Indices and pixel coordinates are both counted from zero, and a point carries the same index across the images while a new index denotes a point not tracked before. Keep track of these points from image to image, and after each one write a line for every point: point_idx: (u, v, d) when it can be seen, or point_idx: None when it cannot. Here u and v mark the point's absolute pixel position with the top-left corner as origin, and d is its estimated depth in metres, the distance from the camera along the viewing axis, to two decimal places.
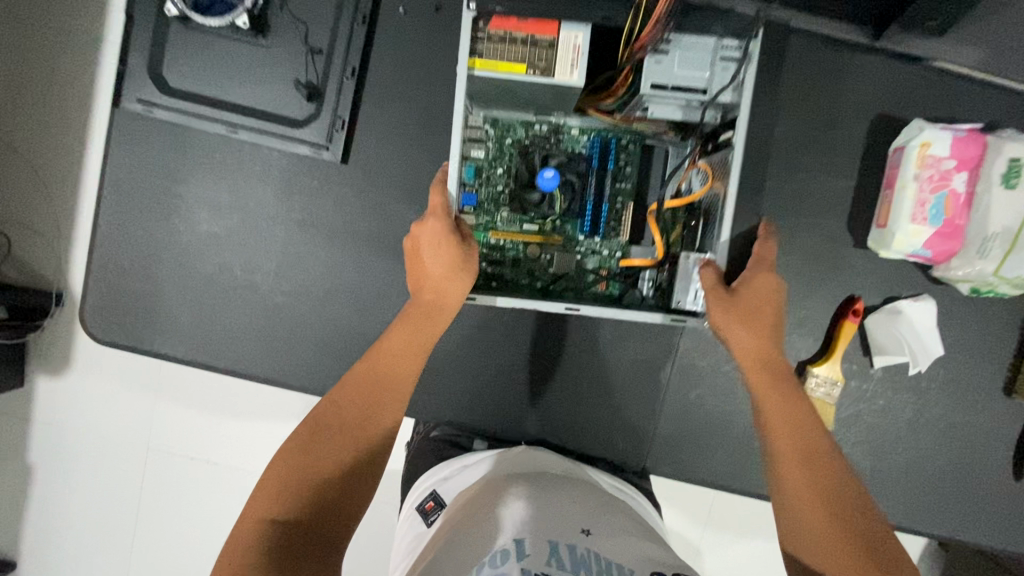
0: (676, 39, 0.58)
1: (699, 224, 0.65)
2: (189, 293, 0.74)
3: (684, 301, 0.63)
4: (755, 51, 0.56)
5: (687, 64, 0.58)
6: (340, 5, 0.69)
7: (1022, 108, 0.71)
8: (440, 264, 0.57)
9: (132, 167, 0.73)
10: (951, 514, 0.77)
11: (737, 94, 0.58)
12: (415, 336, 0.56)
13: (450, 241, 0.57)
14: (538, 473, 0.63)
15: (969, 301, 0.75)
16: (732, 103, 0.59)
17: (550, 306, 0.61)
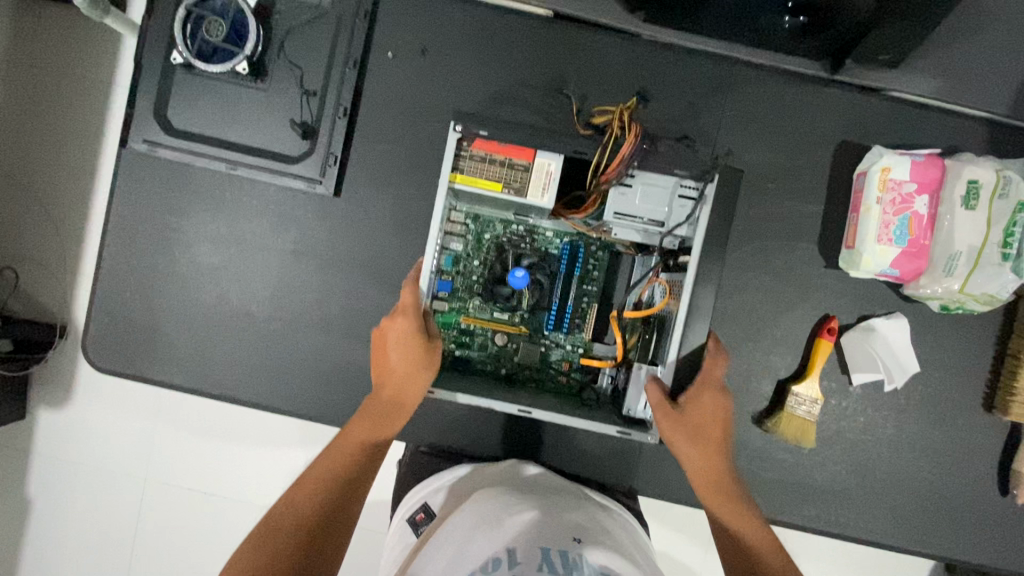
0: (639, 174, 0.62)
1: (653, 338, 0.68)
2: (188, 322, 0.77)
3: (634, 408, 0.66)
4: (710, 194, 0.59)
5: (649, 197, 0.62)
6: (332, 50, 0.74)
7: (977, 133, 0.75)
8: (407, 360, 0.63)
9: (136, 204, 0.77)
10: (936, 528, 0.78)
11: (691, 231, 0.61)
12: (379, 432, 0.62)
13: (417, 342, 0.62)
14: (528, 486, 0.65)
15: (943, 318, 0.77)
16: (686, 237, 0.62)
17: (502, 408, 0.64)
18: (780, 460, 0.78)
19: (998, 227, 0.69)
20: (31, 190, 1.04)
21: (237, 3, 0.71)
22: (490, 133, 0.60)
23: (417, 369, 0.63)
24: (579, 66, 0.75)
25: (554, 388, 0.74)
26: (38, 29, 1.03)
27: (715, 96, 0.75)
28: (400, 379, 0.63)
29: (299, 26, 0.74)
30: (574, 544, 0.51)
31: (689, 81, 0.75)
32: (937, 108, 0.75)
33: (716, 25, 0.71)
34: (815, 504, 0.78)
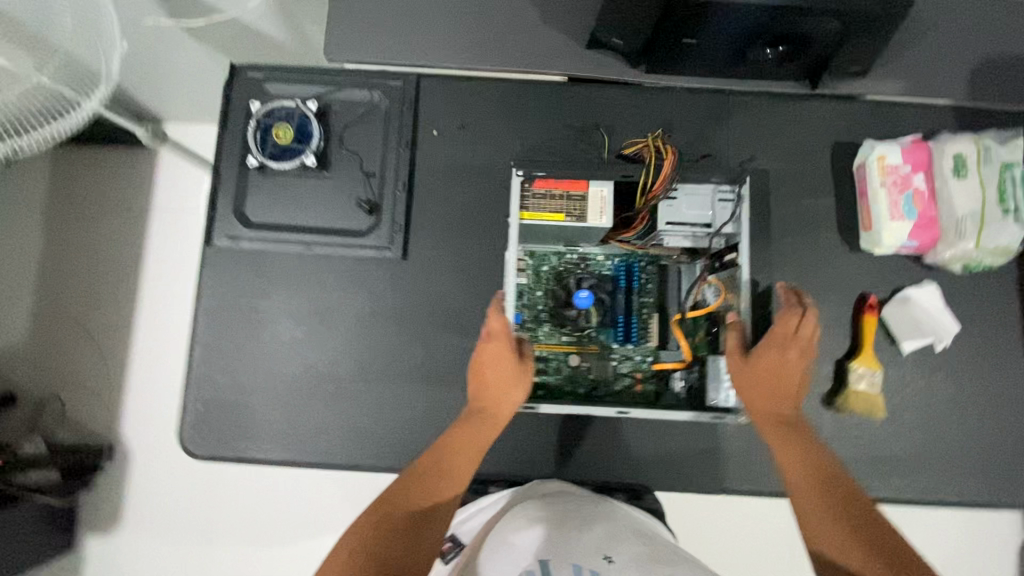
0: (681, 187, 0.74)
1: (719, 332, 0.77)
2: (279, 397, 0.82)
3: (717, 398, 0.76)
4: (747, 193, 0.73)
5: (694, 203, 0.74)
6: (385, 136, 0.85)
7: (948, 119, 0.87)
8: (499, 376, 0.71)
9: (221, 294, 0.84)
10: (1019, 479, 0.81)
11: (737, 226, 0.74)
12: (476, 440, 0.69)
13: (506, 360, 0.71)
14: (560, 499, 0.71)
15: (969, 279, 0.84)
16: (734, 233, 0.74)
17: (604, 411, 0.75)
18: (858, 436, 0.81)
19: (990, 188, 0.78)
20: None
21: (301, 109, 0.84)
22: (547, 174, 0.73)
23: (509, 384, 0.71)
24: (597, 116, 0.87)
25: (632, 398, 0.79)
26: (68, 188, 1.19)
27: (719, 123, 0.87)
28: (494, 391, 0.71)
29: (354, 120, 0.86)
30: (606, 562, 0.56)
31: (695, 115, 0.87)
32: (907, 104, 0.88)
33: (707, 65, 0.83)
34: (899, 474, 0.81)
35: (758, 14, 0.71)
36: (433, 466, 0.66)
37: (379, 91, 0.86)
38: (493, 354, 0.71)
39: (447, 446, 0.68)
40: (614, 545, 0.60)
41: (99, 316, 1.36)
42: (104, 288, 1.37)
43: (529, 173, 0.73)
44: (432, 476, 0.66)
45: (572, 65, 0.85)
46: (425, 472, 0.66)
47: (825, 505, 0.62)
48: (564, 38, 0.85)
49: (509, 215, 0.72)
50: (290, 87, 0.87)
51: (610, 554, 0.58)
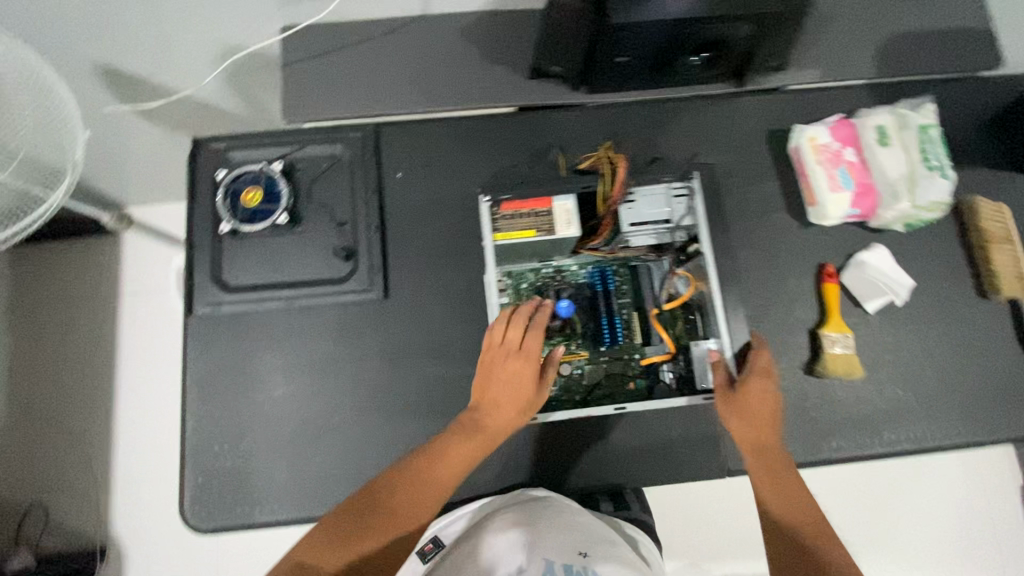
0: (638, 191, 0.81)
1: (696, 319, 0.83)
2: (279, 455, 0.81)
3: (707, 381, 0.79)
4: (698, 186, 0.79)
5: (652, 204, 0.81)
6: (352, 185, 0.89)
7: (863, 98, 0.96)
8: (509, 389, 0.73)
9: (207, 361, 0.84)
10: (994, 412, 0.87)
11: (694, 217, 0.81)
12: (472, 453, 0.71)
13: (519, 376, 0.73)
14: (546, 503, 0.74)
15: (913, 235, 0.91)
16: (693, 224, 0.81)
17: (603, 411, 0.79)
18: (843, 398, 0.85)
19: (912, 150, 0.86)
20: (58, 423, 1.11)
21: (267, 172, 0.87)
22: (511, 196, 0.77)
23: (516, 397, 0.73)
24: (551, 138, 0.93)
25: (627, 396, 0.82)
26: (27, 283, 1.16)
27: (662, 129, 0.93)
28: (509, 404, 0.73)
29: (320, 174, 0.89)
30: (582, 558, 0.63)
31: (639, 124, 0.93)
32: (826, 88, 0.96)
33: (641, 80, 0.90)
34: (887, 427, 0.85)
35: (678, 28, 0.79)
36: (432, 471, 0.70)
37: (340, 144, 0.90)
38: (516, 365, 0.73)
39: (456, 450, 0.71)
40: (591, 546, 0.66)
41: (77, 411, 1.32)
42: (79, 382, 1.34)
43: (494, 198, 0.78)
44: (430, 480, 0.69)
45: (519, 96, 0.91)
46: (424, 474, 0.69)
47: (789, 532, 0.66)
48: (507, 74, 0.91)
49: (483, 239, 0.78)
50: (251, 151, 0.89)
51: (587, 552, 0.64)
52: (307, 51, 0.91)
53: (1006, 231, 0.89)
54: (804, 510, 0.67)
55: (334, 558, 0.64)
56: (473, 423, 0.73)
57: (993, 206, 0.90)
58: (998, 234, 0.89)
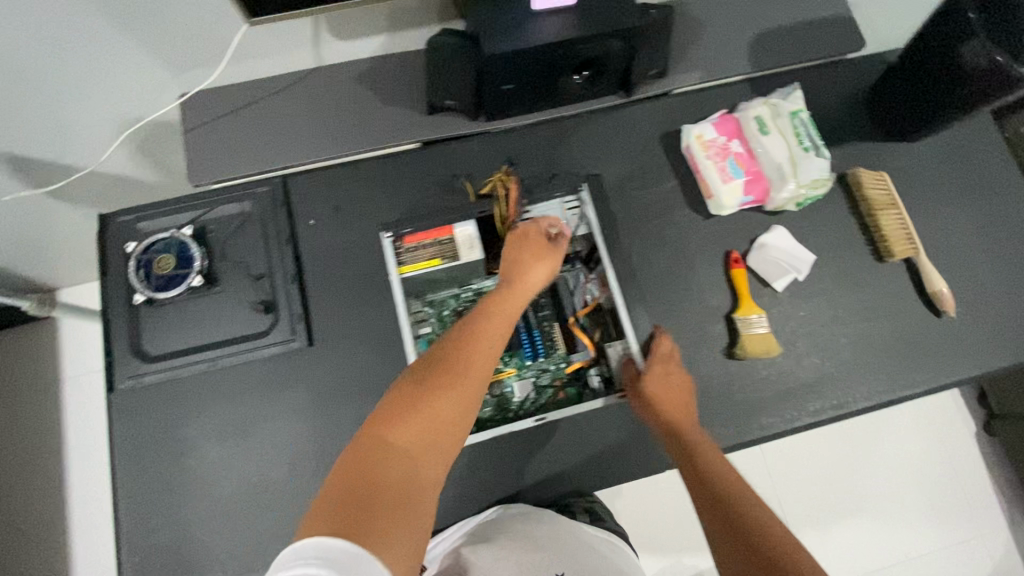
0: (532, 208, 0.93)
1: (609, 323, 0.88)
2: (220, 519, 0.81)
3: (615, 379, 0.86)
4: (585, 198, 0.93)
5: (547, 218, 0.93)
6: (265, 238, 0.90)
7: (744, 91, 1.02)
8: (538, 265, 0.82)
9: (135, 436, 0.83)
10: (907, 367, 0.91)
11: (587, 226, 0.93)
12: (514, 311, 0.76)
13: (540, 253, 0.83)
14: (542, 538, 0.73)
15: (808, 213, 0.96)
16: (587, 234, 0.93)
17: (523, 425, 0.82)
18: (765, 376, 0.89)
19: (790, 135, 0.92)
20: None
21: (177, 237, 0.87)
22: (412, 229, 0.89)
23: (543, 267, 0.82)
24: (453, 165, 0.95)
25: (557, 405, 0.85)
26: None
27: (561, 144, 0.97)
28: (536, 274, 0.81)
29: (233, 232, 0.90)
30: None
31: (539, 144, 0.97)
32: (709, 88, 1.02)
33: (534, 102, 0.94)
34: (811, 398, 0.89)
35: (552, 52, 0.83)
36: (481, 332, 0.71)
37: (249, 201, 0.91)
38: (535, 246, 0.83)
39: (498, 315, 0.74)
40: None
41: (25, 506, 1.28)
42: (23, 476, 1.29)
43: (397, 233, 0.90)
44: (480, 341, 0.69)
45: (419, 131, 0.94)
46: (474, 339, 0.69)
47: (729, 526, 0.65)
48: (405, 111, 0.94)
49: (389, 272, 0.88)
50: (159, 219, 0.90)
51: None
52: (205, 114, 0.93)
53: (888, 195, 0.96)
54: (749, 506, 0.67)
55: (414, 421, 0.61)
56: (509, 294, 0.77)
57: (873, 174, 0.97)
58: (881, 200, 0.96)
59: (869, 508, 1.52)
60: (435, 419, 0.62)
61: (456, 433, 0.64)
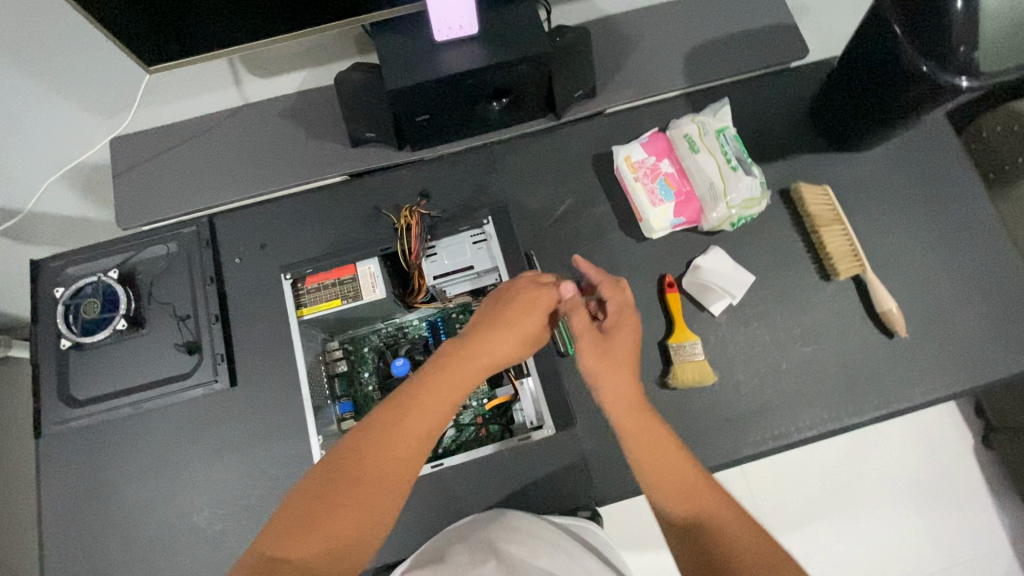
0: (437, 243, 0.89)
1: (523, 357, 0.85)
2: (142, 565, 0.81)
3: (528, 414, 0.84)
4: (491, 230, 0.88)
5: (451, 254, 0.88)
6: (190, 279, 0.90)
7: (680, 108, 0.99)
8: (523, 322, 0.71)
9: (62, 481, 0.84)
10: (857, 394, 0.86)
11: (494, 263, 0.86)
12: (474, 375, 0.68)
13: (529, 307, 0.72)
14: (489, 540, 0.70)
15: (747, 233, 0.92)
16: (493, 267, 0.87)
17: (420, 469, 0.82)
18: (700, 406, 0.85)
19: (719, 153, 0.88)
20: None
21: (103, 280, 0.87)
22: (314, 269, 0.88)
23: (528, 322, 0.72)
24: (377, 199, 0.94)
25: (479, 442, 0.86)
26: None
27: (489, 172, 0.96)
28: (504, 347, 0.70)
29: (159, 273, 0.91)
30: None
31: (466, 172, 0.95)
32: (643, 105, 0.99)
33: (457, 131, 0.92)
34: (751, 428, 0.85)
35: (461, 83, 0.81)
36: (414, 426, 0.63)
37: (174, 242, 0.92)
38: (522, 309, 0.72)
39: (446, 388, 0.66)
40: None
41: None
42: None
43: (297, 274, 0.89)
44: (410, 440, 0.63)
45: (342, 165, 0.94)
46: (402, 433, 0.62)
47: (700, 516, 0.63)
48: (330, 145, 0.94)
49: (289, 313, 0.86)
50: (90, 263, 0.91)
51: None
52: (136, 158, 0.94)
53: (833, 212, 0.92)
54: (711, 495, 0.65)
55: (335, 502, 0.58)
56: (476, 350, 0.69)
57: (817, 189, 0.93)
58: (826, 216, 0.91)
59: (856, 530, 1.40)
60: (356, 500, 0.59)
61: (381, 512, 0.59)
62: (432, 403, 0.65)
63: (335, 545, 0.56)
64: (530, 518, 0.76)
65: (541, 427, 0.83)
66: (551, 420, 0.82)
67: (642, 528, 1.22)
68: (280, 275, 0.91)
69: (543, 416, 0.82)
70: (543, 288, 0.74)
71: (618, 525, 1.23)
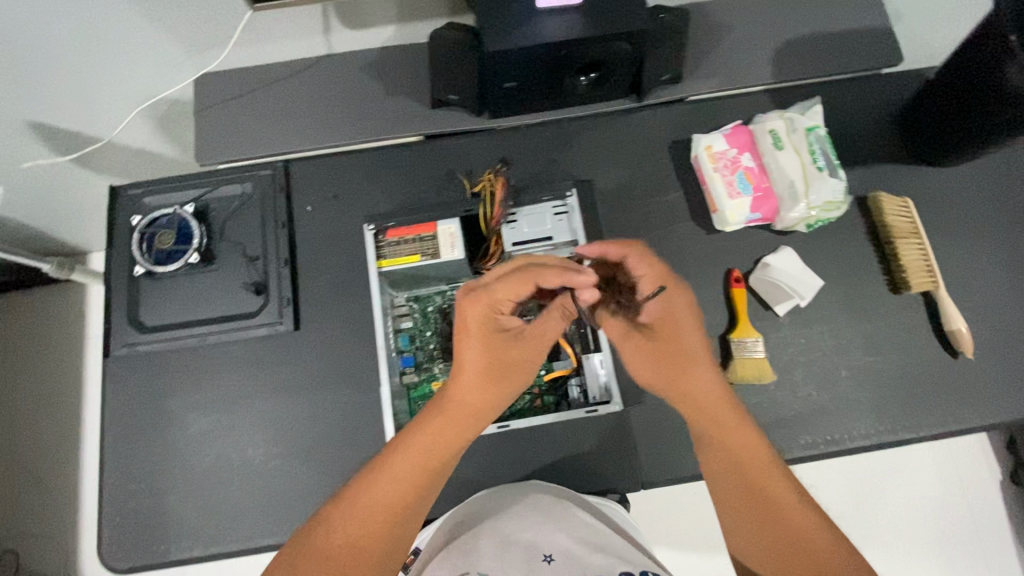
0: (518, 210, 0.90)
1: (592, 333, 0.86)
2: (195, 492, 0.83)
3: (592, 390, 0.85)
4: (573, 203, 0.90)
5: (532, 221, 0.89)
6: (263, 221, 0.91)
7: (763, 103, 0.97)
8: (476, 354, 0.71)
9: (125, 402, 0.86)
10: (916, 409, 0.85)
11: (573, 235, 0.90)
12: (443, 420, 0.69)
13: (481, 337, 0.71)
14: (527, 508, 0.75)
15: (820, 236, 0.91)
16: (572, 240, 0.90)
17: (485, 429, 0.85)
18: (755, 402, 0.85)
19: (806, 152, 0.87)
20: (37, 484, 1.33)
21: (179, 213, 0.89)
22: (397, 224, 0.89)
23: (488, 352, 0.71)
24: (451, 163, 0.95)
25: (534, 412, 0.87)
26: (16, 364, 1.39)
27: (564, 147, 0.95)
28: (477, 388, 0.70)
29: (232, 213, 0.92)
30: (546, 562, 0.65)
31: (541, 145, 0.95)
32: (727, 96, 0.97)
33: (537, 103, 0.91)
34: (804, 430, 0.85)
35: (554, 52, 0.80)
36: (388, 484, 0.64)
37: (250, 183, 0.93)
38: (480, 342, 0.71)
39: (414, 439, 0.67)
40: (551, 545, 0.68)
41: (42, 453, 1.39)
42: (42, 427, 1.40)
43: (381, 227, 0.89)
44: (405, 504, 0.65)
45: (420, 124, 0.93)
46: (379, 491, 0.64)
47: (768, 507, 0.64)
48: (409, 102, 0.94)
49: (369, 265, 0.87)
50: (167, 195, 0.93)
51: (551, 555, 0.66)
52: (217, 97, 0.95)
53: (911, 224, 0.90)
54: (782, 484, 0.66)
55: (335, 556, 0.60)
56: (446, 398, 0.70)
57: (897, 200, 0.91)
58: (903, 228, 0.89)
59: (871, 549, 1.40)
60: (350, 557, 0.61)
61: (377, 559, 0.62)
62: (406, 465, 0.65)
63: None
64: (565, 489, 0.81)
65: (608, 402, 0.84)
66: (618, 396, 0.83)
67: (662, 518, 1.24)
68: (350, 229, 0.92)
69: (611, 391, 0.84)
70: (481, 312, 0.71)
71: (639, 515, 1.24)
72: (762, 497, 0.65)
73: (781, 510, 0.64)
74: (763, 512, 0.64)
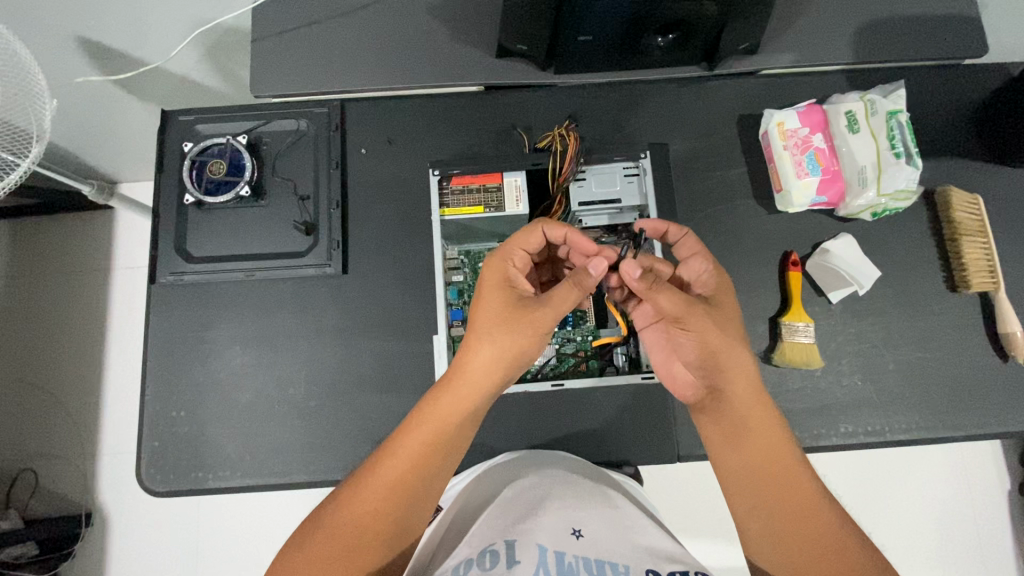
0: (588, 169, 0.87)
1: None
2: (234, 423, 0.84)
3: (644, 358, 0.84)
4: (646, 166, 0.86)
5: (602, 181, 0.86)
6: (316, 161, 0.90)
7: (838, 84, 0.94)
8: (490, 316, 0.69)
9: (170, 330, 0.87)
10: (959, 408, 0.85)
11: (643, 199, 0.86)
12: (455, 389, 0.66)
13: (493, 300, 0.70)
14: (553, 480, 0.73)
15: (882, 227, 0.89)
16: (642, 205, 0.86)
17: (540, 386, 0.82)
18: (797, 386, 0.85)
19: (883, 136, 0.83)
20: (69, 410, 1.39)
21: (232, 144, 0.87)
22: (462, 170, 0.86)
23: (499, 315, 0.68)
24: (511, 118, 0.92)
25: (578, 376, 0.86)
26: (58, 293, 1.44)
27: (628, 112, 0.92)
28: (491, 357, 0.67)
29: (284, 149, 0.90)
30: (574, 537, 0.61)
31: (606, 108, 0.92)
32: (802, 74, 0.94)
33: (606, 62, 0.87)
34: (845, 418, 0.84)
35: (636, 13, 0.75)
36: (397, 456, 0.63)
37: (306, 120, 0.91)
38: (493, 312, 0.69)
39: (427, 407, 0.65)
40: (581, 518, 0.64)
41: (65, 378, 1.40)
42: (65, 353, 1.41)
43: (446, 172, 0.86)
44: (416, 479, 0.63)
45: (484, 73, 0.89)
46: (389, 461, 0.63)
47: (795, 506, 0.62)
48: (475, 49, 0.89)
49: (432, 210, 0.84)
50: (220, 126, 0.90)
51: (581, 530, 0.62)
52: (274, 27, 0.90)
53: (978, 222, 0.88)
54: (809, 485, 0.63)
55: (351, 524, 0.60)
56: (459, 365, 0.67)
57: (967, 195, 0.89)
58: (970, 224, 0.87)
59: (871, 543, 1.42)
60: (360, 525, 0.60)
61: (387, 528, 0.61)
62: (417, 434, 0.64)
63: (359, 551, 0.59)
64: (595, 468, 0.80)
65: None
66: None
67: (674, 492, 1.26)
68: (405, 176, 0.91)
69: None
70: (495, 275, 0.71)
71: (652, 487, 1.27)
72: (791, 496, 0.62)
73: (807, 510, 0.62)
74: (791, 512, 0.62)
